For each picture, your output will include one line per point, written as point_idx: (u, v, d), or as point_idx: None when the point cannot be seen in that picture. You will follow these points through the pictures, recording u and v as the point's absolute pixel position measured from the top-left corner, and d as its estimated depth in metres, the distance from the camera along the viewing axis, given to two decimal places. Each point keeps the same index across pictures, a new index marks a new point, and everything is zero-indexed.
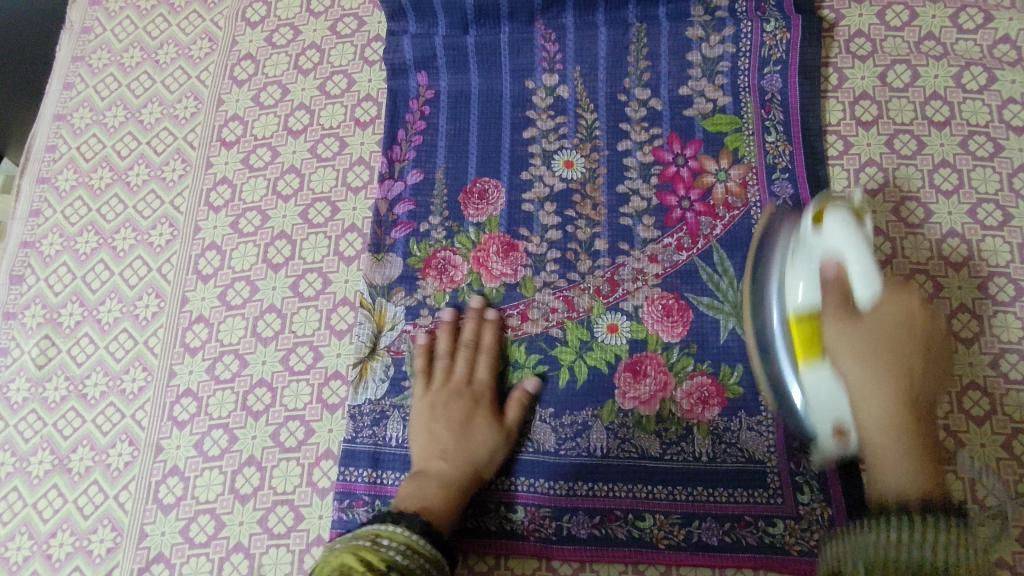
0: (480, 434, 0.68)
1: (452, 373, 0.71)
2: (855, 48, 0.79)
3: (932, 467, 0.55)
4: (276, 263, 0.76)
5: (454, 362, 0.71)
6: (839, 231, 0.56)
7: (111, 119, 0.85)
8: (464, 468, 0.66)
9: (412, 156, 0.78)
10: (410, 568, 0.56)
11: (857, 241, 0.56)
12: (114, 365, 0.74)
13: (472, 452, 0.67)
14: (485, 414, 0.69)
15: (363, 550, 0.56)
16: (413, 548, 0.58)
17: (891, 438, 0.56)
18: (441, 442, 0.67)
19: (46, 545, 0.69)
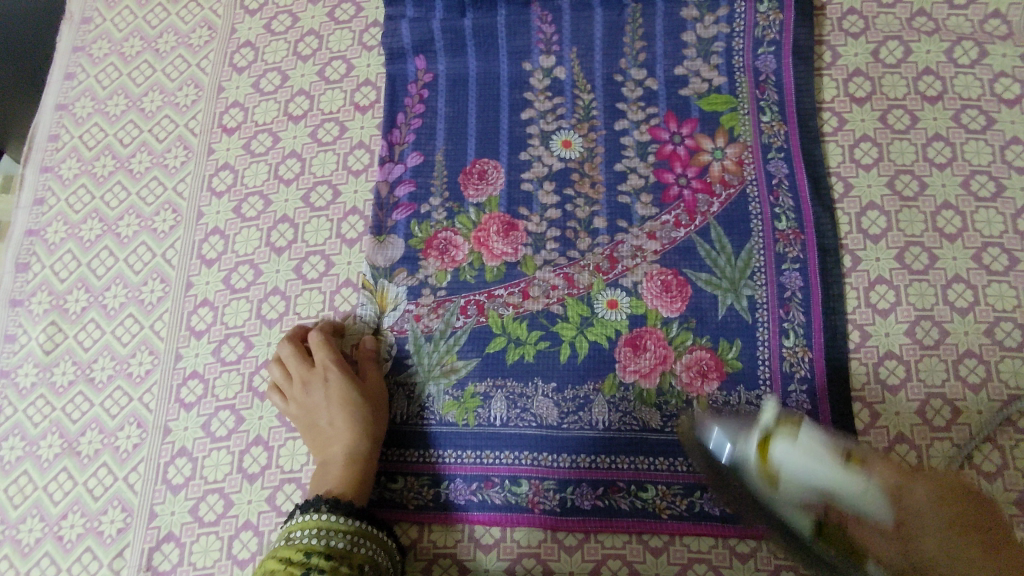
0: (346, 403, 0.68)
1: (291, 373, 0.70)
2: (848, 25, 0.80)
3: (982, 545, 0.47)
4: (279, 247, 0.77)
5: (290, 363, 0.70)
6: (799, 454, 0.51)
7: (113, 108, 0.85)
8: (355, 436, 0.67)
9: (412, 138, 0.79)
10: (333, 547, 0.58)
11: (823, 454, 0.51)
12: (121, 350, 0.75)
13: (349, 419, 0.67)
14: (341, 384, 0.69)
15: (280, 550, 0.57)
16: (325, 528, 0.59)
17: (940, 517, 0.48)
18: (323, 427, 0.68)
19: (58, 527, 0.70)
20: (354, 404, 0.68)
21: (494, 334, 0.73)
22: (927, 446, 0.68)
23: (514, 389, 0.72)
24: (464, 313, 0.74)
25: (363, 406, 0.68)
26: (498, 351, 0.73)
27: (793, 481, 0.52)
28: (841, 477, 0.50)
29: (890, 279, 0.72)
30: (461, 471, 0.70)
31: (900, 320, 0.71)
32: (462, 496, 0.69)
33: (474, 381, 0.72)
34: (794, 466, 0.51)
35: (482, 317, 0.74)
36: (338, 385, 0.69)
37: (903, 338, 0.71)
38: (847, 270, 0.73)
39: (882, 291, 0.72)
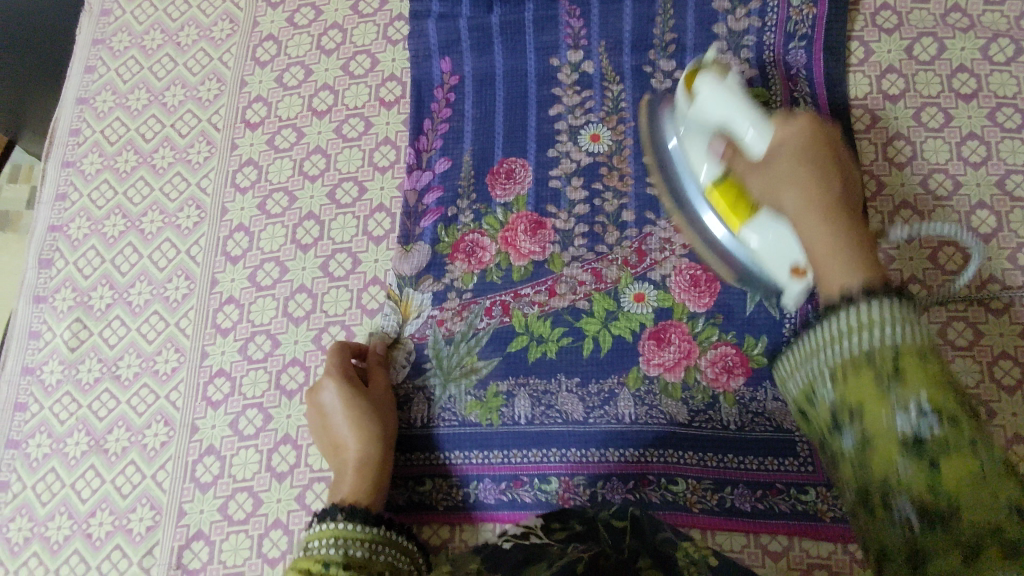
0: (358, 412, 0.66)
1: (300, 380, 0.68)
2: (881, 21, 0.79)
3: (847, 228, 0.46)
4: (305, 244, 0.77)
5: None
6: (711, 89, 0.61)
7: (134, 102, 0.84)
8: (366, 449, 0.65)
9: (439, 145, 0.78)
10: (353, 556, 0.54)
11: (728, 94, 0.60)
12: (146, 347, 0.75)
13: (363, 430, 0.65)
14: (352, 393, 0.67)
15: (297, 563, 0.53)
16: (341, 537, 0.56)
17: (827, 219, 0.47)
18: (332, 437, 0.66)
19: (86, 525, 0.70)
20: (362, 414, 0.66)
21: (517, 333, 0.73)
22: None
23: (538, 387, 0.71)
24: (489, 314, 0.73)
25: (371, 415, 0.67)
26: (520, 350, 0.72)
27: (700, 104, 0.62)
28: (735, 115, 0.59)
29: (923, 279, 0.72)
30: (489, 471, 0.70)
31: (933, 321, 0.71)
32: (493, 495, 0.69)
33: (497, 381, 0.72)
34: (706, 100, 0.61)
35: (506, 317, 0.73)
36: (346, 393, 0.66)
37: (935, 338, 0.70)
38: None
39: (915, 290, 0.72)
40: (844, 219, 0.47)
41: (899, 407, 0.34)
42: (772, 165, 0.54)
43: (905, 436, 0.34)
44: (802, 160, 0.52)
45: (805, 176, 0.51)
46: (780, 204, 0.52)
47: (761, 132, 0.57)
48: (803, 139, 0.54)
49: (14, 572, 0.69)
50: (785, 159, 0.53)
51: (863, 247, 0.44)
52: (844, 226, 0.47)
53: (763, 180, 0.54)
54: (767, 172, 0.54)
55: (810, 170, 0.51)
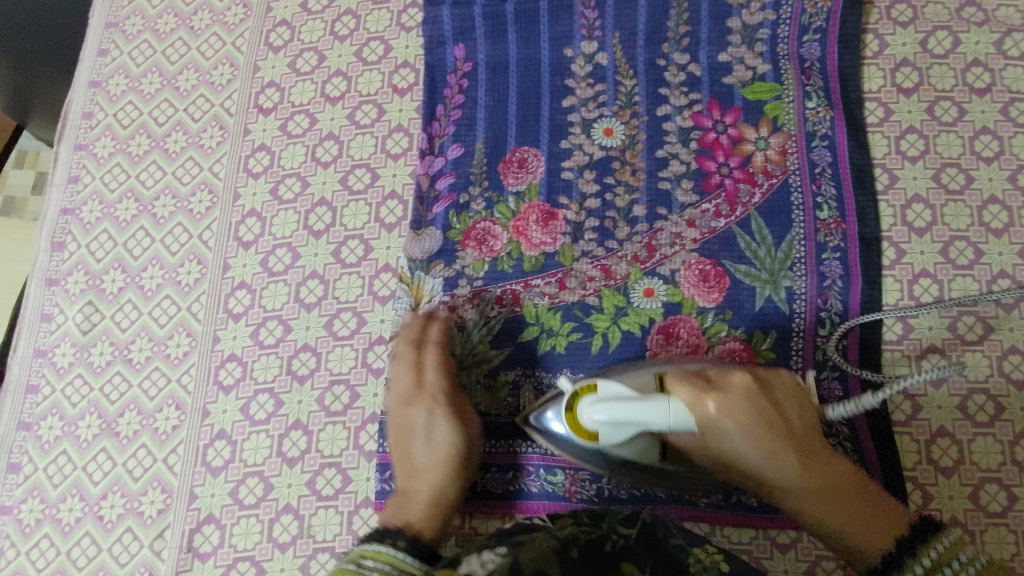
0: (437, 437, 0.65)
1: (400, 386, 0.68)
2: (896, 14, 0.79)
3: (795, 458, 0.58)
4: (317, 230, 0.77)
5: (402, 375, 0.69)
6: (609, 414, 0.56)
7: (147, 86, 0.84)
8: (436, 476, 0.64)
9: (452, 131, 0.78)
10: None
11: (640, 400, 0.56)
12: (158, 331, 0.75)
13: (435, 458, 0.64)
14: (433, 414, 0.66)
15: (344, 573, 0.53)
16: (396, 566, 0.54)
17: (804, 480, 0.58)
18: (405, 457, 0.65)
19: (98, 507, 0.70)
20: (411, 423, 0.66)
21: (528, 323, 0.73)
22: (970, 442, 0.67)
23: (545, 379, 0.71)
24: (500, 303, 0.73)
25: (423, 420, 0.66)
26: (530, 340, 0.72)
27: (612, 441, 0.58)
28: (651, 403, 0.56)
29: (934, 273, 0.72)
30: (497, 461, 0.70)
31: (943, 315, 0.71)
32: (501, 485, 0.70)
33: (506, 371, 0.72)
34: (611, 429, 0.57)
35: (517, 306, 0.73)
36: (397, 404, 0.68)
37: (944, 332, 0.70)
38: (890, 262, 0.73)
39: (926, 284, 0.72)
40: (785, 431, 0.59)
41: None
42: (727, 432, 0.58)
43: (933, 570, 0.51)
44: (756, 442, 0.58)
45: (756, 416, 0.59)
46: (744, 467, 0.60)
47: (677, 416, 0.56)
48: (736, 424, 0.58)
49: (26, 553, 0.69)
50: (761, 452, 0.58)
51: (806, 467, 0.58)
52: (812, 458, 0.58)
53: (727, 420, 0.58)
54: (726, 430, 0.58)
55: (783, 441, 0.58)
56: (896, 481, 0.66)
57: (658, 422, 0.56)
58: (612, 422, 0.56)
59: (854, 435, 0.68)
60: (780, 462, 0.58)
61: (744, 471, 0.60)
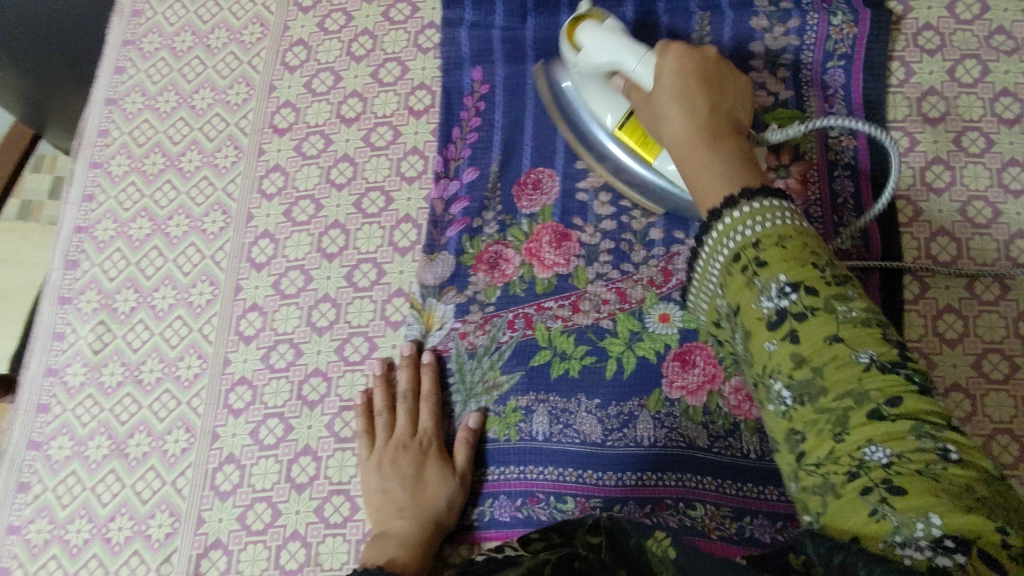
0: (432, 484, 0.66)
1: (393, 428, 0.69)
2: (923, 42, 0.78)
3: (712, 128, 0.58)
4: (330, 253, 0.76)
5: (394, 416, 0.70)
6: (595, 37, 0.67)
7: (163, 105, 0.84)
8: (422, 523, 0.64)
9: (467, 154, 0.78)
10: None
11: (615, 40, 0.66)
12: (169, 352, 0.75)
13: (426, 504, 0.65)
14: (433, 463, 0.67)
15: None
16: None
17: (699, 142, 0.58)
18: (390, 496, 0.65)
19: (106, 529, 0.70)
20: (399, 464, 0.67)
21: (540, 347, 0.72)
22: None
23: (557, 404, 0.70)
24: (511, 327, 0.72)
25: (413, 464, 0.67)
26: (542, 365, 0.71)
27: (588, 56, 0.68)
28: (627, 49, 0.66)
29: (959, 309, 0.70)
30: (505, 487, 0.69)
31: (967, 352, 0.69)
32: (508, 512, 0.68)
33: (517, 396, 0.71)
34: (591, 46, 0.68)
35: (529, 330, 0.72)
36: (385, 443, 0.68)
37: (969, 370, 0.69)
38: (914, 296, 0.71)
39: (950, 320, 0.70)
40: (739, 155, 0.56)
41: (764, 293, 0.46)
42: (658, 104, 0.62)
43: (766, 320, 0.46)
44: (684, 104, 0.60)
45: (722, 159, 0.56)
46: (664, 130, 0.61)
47: (647, 65, 0.64)
48: (672, 94, 0.61)
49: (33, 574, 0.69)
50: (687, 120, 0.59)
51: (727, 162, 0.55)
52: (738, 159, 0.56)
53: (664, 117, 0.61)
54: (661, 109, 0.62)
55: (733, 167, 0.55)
56: None
57: (633, 59, 0.65)
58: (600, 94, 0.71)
59: None
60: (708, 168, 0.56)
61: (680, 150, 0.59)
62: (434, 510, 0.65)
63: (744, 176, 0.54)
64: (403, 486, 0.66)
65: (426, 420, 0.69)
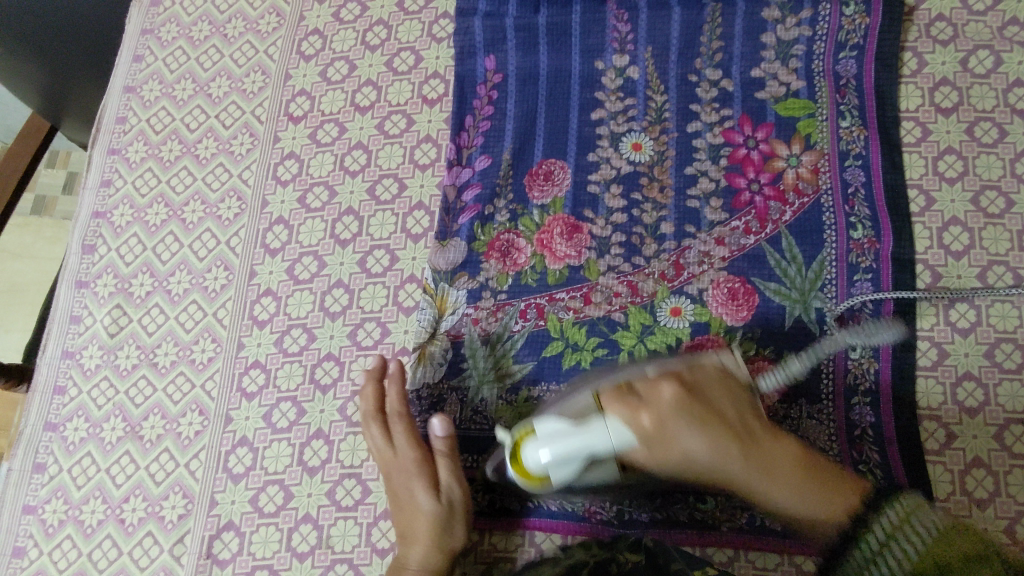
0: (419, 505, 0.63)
1: (376, 451, 0.66)
2: (936, 32, 0.78)
3: (727, 431, 0.55)
4: (343, 239, 0.77)
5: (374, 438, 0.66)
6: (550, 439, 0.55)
7: (180, 92, 0.85)
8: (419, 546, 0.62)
9: (480, 141, 0.78)
10: None
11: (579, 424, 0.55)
12: (184, 336, 0.75)
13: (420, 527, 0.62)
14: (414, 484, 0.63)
15: None
16: None
17: (744, 466, 0.54)
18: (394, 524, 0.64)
19: (119, 510, 0.70)
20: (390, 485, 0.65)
21: (552, 338, 0.72)
22: (1006, 472, 0.66)
23: None
24: (524, 316, 0.73)
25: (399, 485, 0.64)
26: (555, 355, 0.71)
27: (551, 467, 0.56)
28: (589, 433, 0.54)
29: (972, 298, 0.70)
30: None
31: (980, 342, 0.69)
32: (518, 502, 0.69)
33: (528, 386, 0.71)
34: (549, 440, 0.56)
35: (541, 321, 0.73)
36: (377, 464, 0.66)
37: (982, 360, 0.69)
38: (926, 285, 0.71)
39: (964, 309, 0.70)
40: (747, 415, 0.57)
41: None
42: (671, 434, 0.55)
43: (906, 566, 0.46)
44: (701, 426, 0.55)
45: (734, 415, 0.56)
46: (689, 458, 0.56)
47: (621, 432, 0.54)
48: (686, 427, 0.55)
49: (48, 554, 0.70)
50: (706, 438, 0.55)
51: (789, 470, 0.54)
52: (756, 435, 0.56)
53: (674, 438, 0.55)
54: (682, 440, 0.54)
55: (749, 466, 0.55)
56: None
57: (604, 439, 0.54)
58: (556, 459, 0.55)
59: (884, 462, 0.67)
60: (767, 471, 0.54)
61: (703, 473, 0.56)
62: (421, 531, 0.62)
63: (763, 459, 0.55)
64: (398, 509, 0.64)
65: (399, 441, 0.65)
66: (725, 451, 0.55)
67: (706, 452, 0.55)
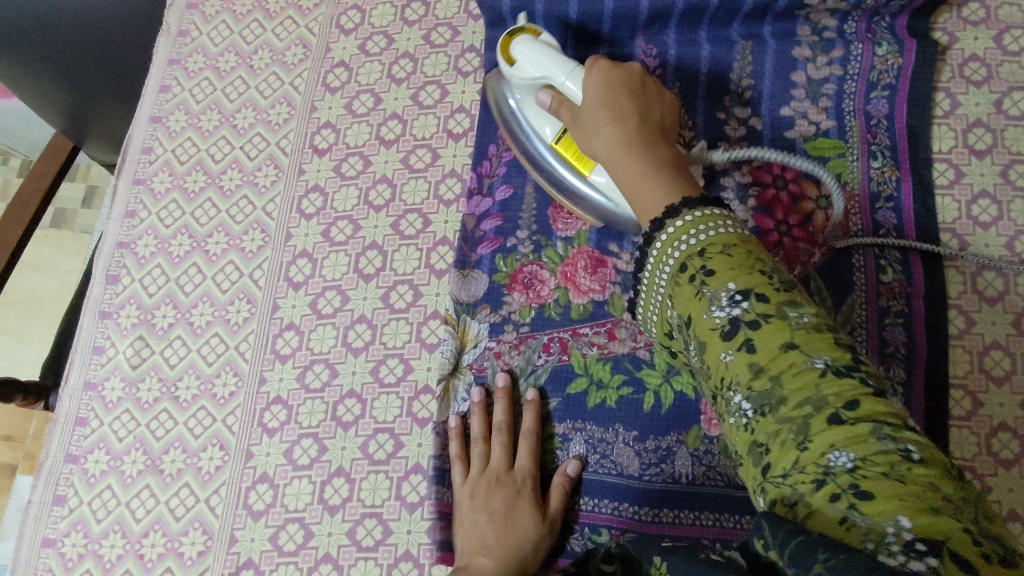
0: (525, 527, 0.65)
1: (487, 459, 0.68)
2: (969, 73, 0.76)
3: (643, 134, 0.61)
4: (367, 274, 0.76)
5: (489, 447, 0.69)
6: (526, 50, 0.69)
7: (206, 123, 0.85)
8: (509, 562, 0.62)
9: (503, 172, 0.78)
10: None
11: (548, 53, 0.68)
12: (206, 369, 0.75)
13: (517, 547, 0.64)
14: (527, 504, 0.66)
15: None
16: None
17: (634, 149, 0.60)
18: (480, 529, 0.64)
19: (139, 545, 0.70)
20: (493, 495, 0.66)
21: (576, 374, 0.72)
22: None
23: (594, 434, 0.70)
24: (547, 351, 0.72)
25: (506, 498, 0.66)
26: (579, 393, 0.71)
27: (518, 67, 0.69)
28: (556, 60, 0.67)
29: (1006, 346, 0.69)
30: None
31: (1015, 391, 0.68)
32: None
33: (553, 423, 0.71)
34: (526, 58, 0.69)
35: (565, 356, 0.72)
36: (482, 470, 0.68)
37: (1016, 410, 0.67)
38: (959, 331, 0.70)
39: (997, 357, 0.69)
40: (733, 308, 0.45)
41: (714, 304, 0.47)
42: (584, 117, 0.65)
43: (720, 332, 0.46)
44: (607, 105, 0.62)
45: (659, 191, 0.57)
46: (597, 146, 0.63)
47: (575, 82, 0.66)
48: (595, 103, 0.63)
49: None
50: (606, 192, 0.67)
51: (656, 171, 0.58)
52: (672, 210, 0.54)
53: (589, 138, 0.64)
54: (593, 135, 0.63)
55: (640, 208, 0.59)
56: None
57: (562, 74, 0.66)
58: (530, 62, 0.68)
59: None
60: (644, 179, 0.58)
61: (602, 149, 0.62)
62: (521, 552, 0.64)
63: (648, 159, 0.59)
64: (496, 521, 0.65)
65: (524, 458, 0.68)
66: (622, 134, 0.61)
67: (608, 126, 0.62)
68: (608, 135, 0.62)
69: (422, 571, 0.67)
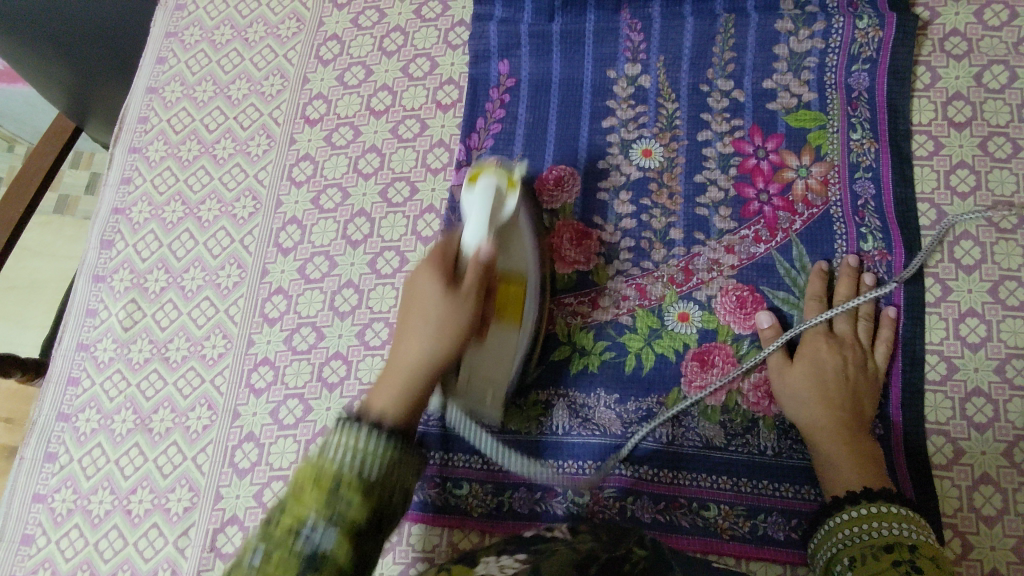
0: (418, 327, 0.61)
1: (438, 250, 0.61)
2: (950, 47, 0.77)
3: (860, 458, 0.63)
4: (355, 240, 0.78)
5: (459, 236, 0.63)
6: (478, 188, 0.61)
7: (200, 94, 0.87)
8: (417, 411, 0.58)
9: (490, 144, 0.79)
10: None
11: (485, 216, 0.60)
12: (195, 332, 0.77)
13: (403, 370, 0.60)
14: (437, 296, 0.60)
15: None
16: None
17: (833, 443, 0.64)
18: (412, 311, 0.62)
19: (126, 501, 0.71)
20: (424, 309, 0.61)
21: (560, 342, 0.73)
22: (1015, 490, 0.65)
23: (576, 399, 0.71)
24: None
25: (443, 311, 0.60)
26: (562, 360, 0.73)
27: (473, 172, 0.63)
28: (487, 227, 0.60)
29: (981, 313, 0.70)
30: (525, 479, 0.70)
31: (990, 357, 0.68)
32: (527, 505, 0.69)
33: (537, 389, 0.72)
34: (474, 198, 0.61)
35: (550, 325, 0.74)
36: (432, 278, 0.61)
37: (992, 375, 0.68)
38: (936, 299, 0.70)
39: (973, 324, 0.69)
40: (855, 355, 0.69)
41: None
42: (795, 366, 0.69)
43: None
44: (830, 411, 0.66)
45: (837, 371, 0.67)
46: (818, 427, 0.66)
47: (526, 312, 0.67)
48: (820, 411, 0.66)
49: (56, 542, 0.71)
50: (800, 404, 0.67)
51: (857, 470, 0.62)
52: (864, 396, 0.67)
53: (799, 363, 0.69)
54: (807, 364, 0.68)
55: (833, 415, 0.66)
56: (934, 526, 0.64)
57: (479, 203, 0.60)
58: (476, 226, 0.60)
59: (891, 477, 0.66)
60: (841, 460, 0.63)
61: (818, 429, 0.66)
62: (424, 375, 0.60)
63: (858, 404, 0.67)
64: (410, 310, 0.62)
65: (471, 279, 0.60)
66: (831, 431, 0.65)
67: (823, 427, 0.65)
68: (822, 430, 0.65)
69: (404, 529, 0.70)
